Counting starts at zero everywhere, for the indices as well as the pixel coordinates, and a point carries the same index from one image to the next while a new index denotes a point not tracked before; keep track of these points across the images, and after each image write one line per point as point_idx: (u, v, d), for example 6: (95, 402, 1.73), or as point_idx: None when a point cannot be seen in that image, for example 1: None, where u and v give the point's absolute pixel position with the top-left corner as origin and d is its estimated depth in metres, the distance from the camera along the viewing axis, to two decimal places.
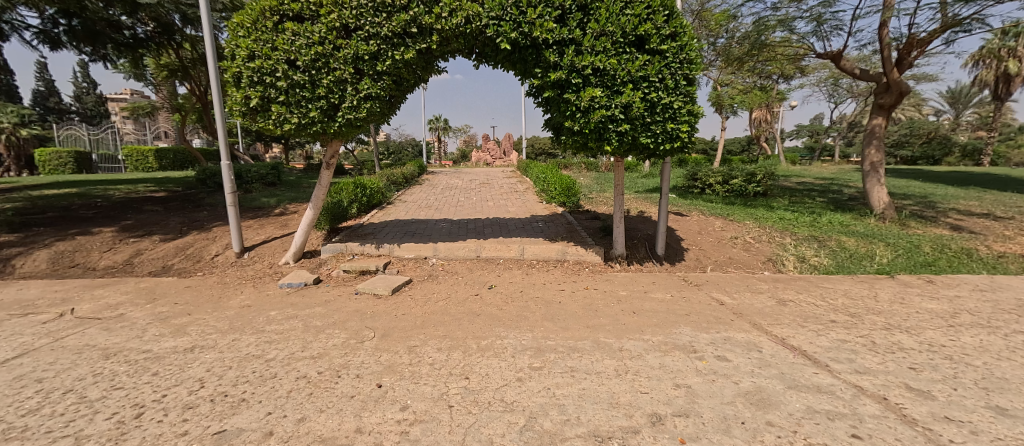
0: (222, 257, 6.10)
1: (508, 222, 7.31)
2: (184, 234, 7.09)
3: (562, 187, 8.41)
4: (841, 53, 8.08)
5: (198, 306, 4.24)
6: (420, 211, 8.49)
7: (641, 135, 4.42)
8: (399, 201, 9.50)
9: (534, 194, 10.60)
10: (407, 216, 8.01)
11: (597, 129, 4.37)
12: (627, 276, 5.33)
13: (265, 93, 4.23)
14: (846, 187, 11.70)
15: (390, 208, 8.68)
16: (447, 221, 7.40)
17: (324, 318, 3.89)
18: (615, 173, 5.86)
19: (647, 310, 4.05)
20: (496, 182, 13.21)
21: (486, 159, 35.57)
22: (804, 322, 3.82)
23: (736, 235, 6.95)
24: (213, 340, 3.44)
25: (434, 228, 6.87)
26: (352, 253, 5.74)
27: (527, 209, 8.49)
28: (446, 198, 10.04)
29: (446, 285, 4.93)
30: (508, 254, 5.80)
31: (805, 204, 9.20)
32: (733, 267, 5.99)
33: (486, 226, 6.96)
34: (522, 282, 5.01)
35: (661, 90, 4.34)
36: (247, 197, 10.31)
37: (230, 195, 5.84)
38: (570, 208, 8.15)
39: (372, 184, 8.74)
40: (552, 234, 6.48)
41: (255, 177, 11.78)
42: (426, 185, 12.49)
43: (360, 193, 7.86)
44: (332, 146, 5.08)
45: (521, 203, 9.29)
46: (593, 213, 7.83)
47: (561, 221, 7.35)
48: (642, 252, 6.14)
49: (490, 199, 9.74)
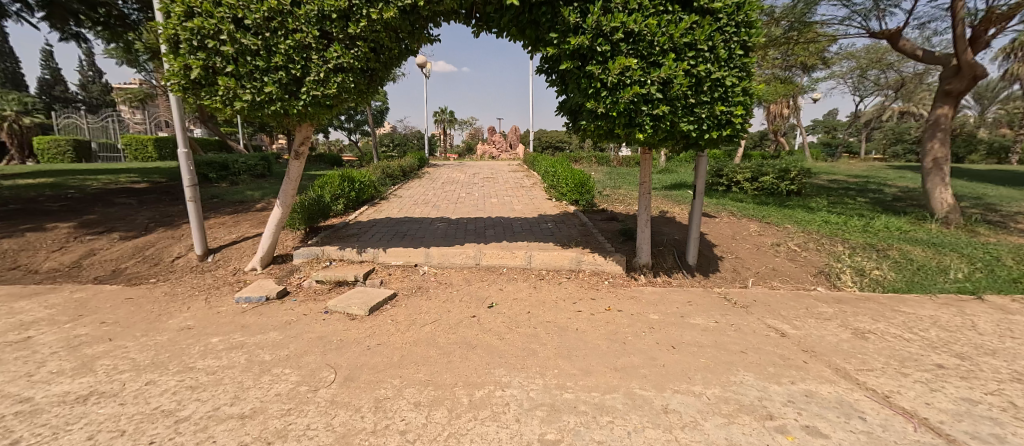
0: (183, 260, 5.28)
1: (513, 222, 6.43)
2: (148, 232, 6.29)
3: (575, 183, 7.48)
4: (899, 31, 6.97)
5: (128, 327, 3.41)
6: (416, 208, 7.64)
7: (682, 120, 3.48)
8: (394, 197, 8.64)
9: (542, 191, 9.70)
10: (400, 214, 7.16)
11: (626, 111, 3.44)
12: (655, 293, 4.43)
13: (209, 62, 3.37)
14: (886, 187, 10.60)
15: (383, 204, 7.82)
16: (444, 220, 6.52)
17: (276, 349, 3.04)
18: (641, 168, 4.90)
19: (691, 345, 3.14)
20: (501, 176, 12.30)
21: (491, 153, 34.77)
22: (902, 367, 2.88)
23: (776, 241, 6.01)
24: (122, 383, 2.60)
25: (429, 228, 6.01)
26: (329, 259, 4.88)
27: (535, 207, 7.59)
28: (445, 194, 9.16)
29: (438, 301, 4.07)
30: (513, 263, 4.93)
31: (846, 205, 8.19)
32: (778, 281, 5.05)
33: (489, 227, 6.08)
34: (529, 299, 4.13)
35: (711, 61, 3.39)
36: (231, 190, 9.52)
37: (189, 189, 4.98)
38: (583, 207, 7.24)
39: (362, 176, 7.83)
40: (564, 238, 5.59)
41: (242, 168, 10.99)
42: (426, 179, 11.63)
43: (346, 188, 6.97)
44: (302, 132, 4.22)
45: (527, 200, 8.39)
46: (611, 214, 6.92)
47: (574, 222, 6.45)
48: (670, 261, 5.23)
49: (494, 195, 8.87)
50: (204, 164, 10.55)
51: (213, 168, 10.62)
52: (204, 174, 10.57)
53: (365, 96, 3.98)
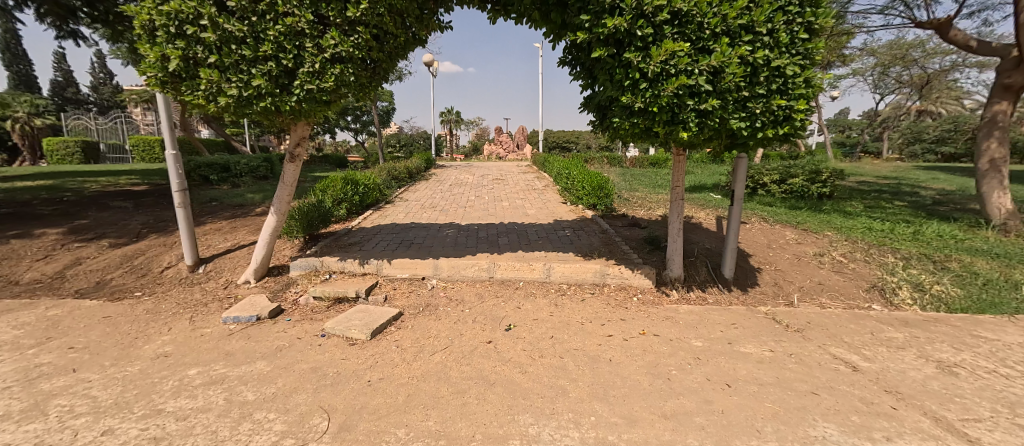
0: (173, 271, 4.88)
1: (527, 229, 5.96)
2: (140, 239, 5.92)
3: (592, 185, 6.98)
4: (950, 20, 6.40)
5: (99, 354, 3.00)
6: (423, 213, 7.19)
7: (734, 117, 2.99)
8: (400, 200, 8.21)
9: (555, 193, 9.21)
10: (406, 219, 6.73)
11: (668, 106, 2.96)
12: (692, 312, 3.93)
13: (189, 51, 2.94)
14: (921, 190, 9.97)
15: (388, 209, 7.38)
16: (453, 227, 6.06)
17: (261, 385, 2.60)
18: (674, 170, 4.37)
19: (750, 384, 2.64)
20: (510, 178, 11.84)
21: (498, 153, 34.36)
22: (1016, 416, 2.35)
23: (817, 250, 5.47)
24: (74, 431, 2.16)
25: (437, 236, 5.55)
26: (328, 272, 4.43)
27: (548, 212, 7.11)
28: (453, 197, 8.71)
29: (448, 322, 3.61)
30: (530, 276, 4.46)
31: (885, 209, 7.61)
32: (826, 297, 4.52)
33: (502, 235, 5.61)
34: (551, 320, 3.65)
35: (768, 47, 2.90)
36: (232, 193, 9.17)
37: (178, 195, 4.57)
38: (601, 211, 6.74)
39: (364, 177, 7.39)
40: (585, 247, 5.10)
41: (244, 169, 10.65)
42: (433, 181, 11.22)
43: (349, 190, 6.54)
44: (298, 130, 3.78)
45: (540, 203, 7.93)
46: (632, 219, 6.42)
47: (593, 229, 5.96)
48: (703, 274, 4.72)
49: (505, 199, 8.41)
50: (204, 165, 10.22)
51: (214, 169, 10.29)
52: (205, 176, 10.24)
53: (367, 90, 3.54)
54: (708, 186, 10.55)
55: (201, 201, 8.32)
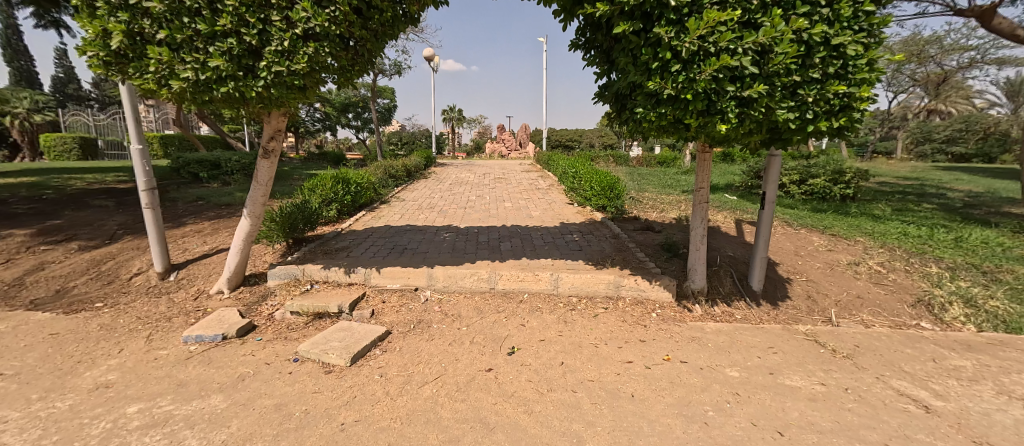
0: (141, 278, 4.42)
1: (532, 232, 5.48)
2: (113, 241, 5.47)
3: (601, 185, 6.49)
4: (994, 7, 5.85)
5: (27, 384, 2.54)
6: (419, 214, 6.73)
7: (782, 106, 2.51)
8: (396, 200, 7.74)
9: (560, 193, 8.73)
10: (401, 220, 6.26)
11: (704, 93, 2.48)
12: (720, 331, 3.44)
13: (134, 24, 2.47)
14: (947, 192, 9.42)
15: (383, 209, 6.92)
16: (450, 230, 5.59)
17: (210, 430, 2.12)
18: (698, 169, 3.87)
19: (808, 432, 2.15)
20: (512, 177, 11.34)
21: (500, 151, 33.89)
22: None
23: (851, 259, 4.97)
24: None
25: (434, 240, 5.08)
26: (309, 282, 3.96)
27: (554, 214, 6.63)
28: (453, 197, 8.24)
29: (442, 344, 3.14)
30: (536, 287, 3.98)
31: (914, 212, 7.09)
32: (868, 314, 4.02)
33: (504, 239, 5.13)
34: (561, 342, 3.17)
35: (826, 22, 2.42)
36: (221, 191, 8.72)
37: (144, 194, 4.10)
38: (611, 213, 6.25)
39: (358, 176, 6.93)
40: (595, 254, 4.62)
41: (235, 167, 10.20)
42: (433, 179, 10.75)
43: (340, 190, 6.08)
44: (272, 121, 3.31)
45: (545, 204, 7.45)
46: (645, 223, 5.93)
47: (603, 233, 5.48)
48: (729, 286, 4.22)
49: (507, 199, 7.93)
50: (194, 162, 9.79)
51: (204, 166, 9.85)
52: (194, 174, 9.79)
53: (350, 75, 3.07)
54: (721, 186, 10.03)
55: (186, 199, 7.87)
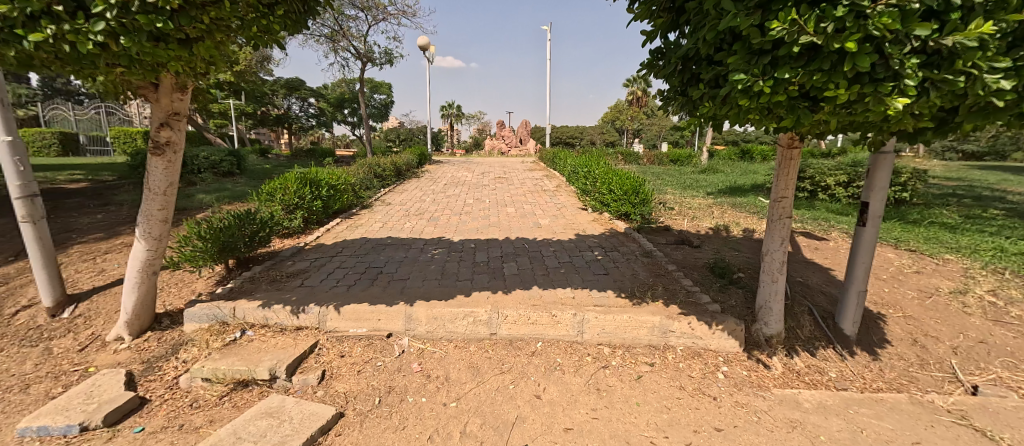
0: (26, 315, 3.32)
1: (542, 247, 4.41)
2: (16, 260, 4.35)
3: (623, 187, 5.41)
4: None
5: None
6: (405, 221, 5.62)
7: (999, 67, 1.45)
8: (381, 204, 6.63)
9: (569, 195, 7.66)
10: (382, 230, 5.18)
11: (870, 42, 1.42)
12: (827, 408, 2.35)
13: None
14: (1005, 195, 8.34)
15: (363, 216, 5.81)
16: (441, 244, 4.51)
17: None
18: (777, 171, 2.79)
19: None
20: (514, 177, 10.22)
21: (500, 147, 32.81)
22: None
23: (950, 286, 3.89)
24: None
25: (419, 260, 3.99)
26: (240, 327, 2.85)
27: (566, 223, 5.52)
28: (446, 201, 7.13)
29: (417, 438, 2.05)
30: (553, 333, 2.92)
31: (987, 220, 6.04)
32: (1006, 369, 2.93)
33: (508, 259, 4.04)
34: (597, 434, 2.09)
35: None
36: (182, 194, 7.60)
37: (18, 202, 3.00)
38: (636, 223, 5.18)
39: (335, 175, 5.79)
40: (628, 282, 3.54)
41: (202, 164, 9.04)
42: (426, 179, 9.67)
43: (310, 195, 4.98)
44: (161, 99, 2.19)
45: (554, 210, 6.35)
46: (680, 237, 4.86)
47: (631, 249, 4.41)
48: (809, 327, 3.16)
49: (511, 202, 6.86)
50: None
51: None
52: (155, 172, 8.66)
53: (269, 28, 2.07)
54: (749, 188, 8.95)
55: (137, 203, 6.77)
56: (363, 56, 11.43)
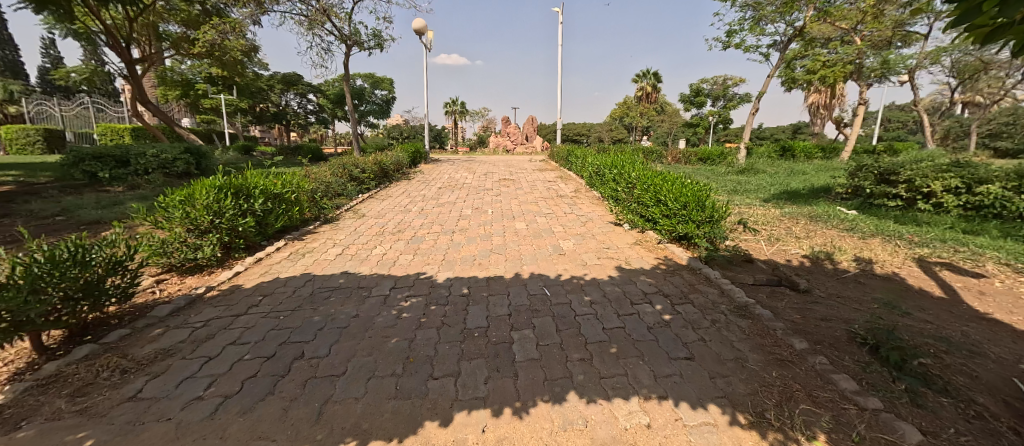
0: None
1: (573, 295, 2.85)
2: None
3: (678, 198, 3.83)
4: None
5: None
6: (376, 243, 4.07)
7: None
8: (351, 218, 5.08)
9: (592, 203, 6.08)
10: (338, 258, 3.64)
11: None
12: None
13: None
14: None
15: (320, 236, 4.25)
16: (416, 289, 2.94)
17: None
18: None
19: None
20: (523, 178, 8.61)
21: (506, 145, 31.15)
22: None
23: None
24: None
25: (375, 324, 2.43)
26: None
27: (600, 248, 3.94)
28: (438, 211, 5.56)
29: None
30: None
31: None
32: None
33: (520, 324, 2.46)
34: None
35: None
36: (111, 201, 6.08)
37: None
38: (700, 250, 3.61)
39: (281, 179, 4.26)
40: (739, 380, 1.95)
41: (150, 163, 7.53)
42: (418, 181, 8.15)
43: (232, 210, 3.45)
44: None
45: (578, 226, 4.77)
46: (776, 276, 3.25)
47: (711, 297, 2.83)
48: None
49: (519, 214, 5.31)
50: (91, 158, 7.16)
51: (106, 164, 7.22)
52: (92, 173, 7.17)
53: None
54: (812, 193, 7.28)
55: (41, 213, 5.27)
56: (348, 39, 9.92)
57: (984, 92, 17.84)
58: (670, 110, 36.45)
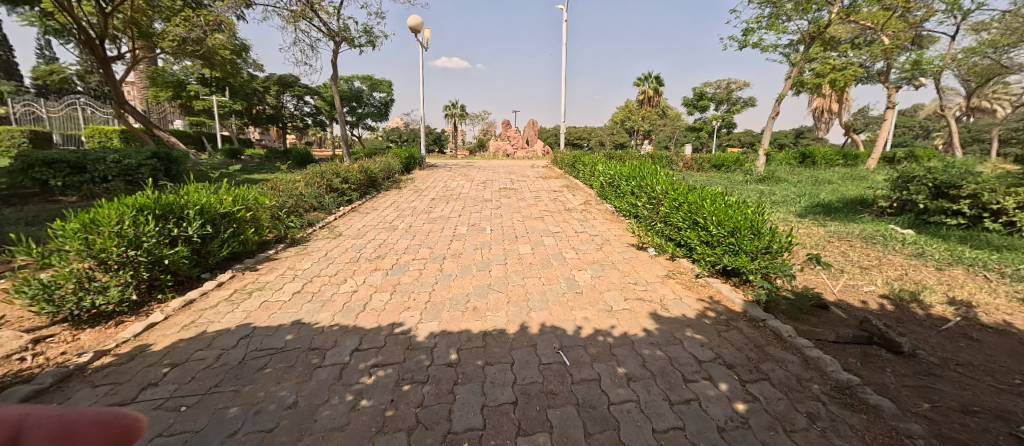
0: None
1: (601, 367, 2.04)
2: None
3: (722, 221, 3.06)
4: None
5: None
6: (346, 275, 3.27)
7: None
8: (325, 238, 4.29)
9: (605, 218, 5.30)
10: (293, 299, 2.83)
11: None
12: None
13: None
14: None
15: (279, 265, 3.45)
16: (385, 355, 2.13)
17: None
18: None
19: None
20: (526, 188, 7.83)
21: (507, 149, 30.29)
22: None
23: None
24: None
25: (314, 424, 1.63)
26: None
27: (624, 284, 3.14)
28: (428, 229, 4.77)
29: None
30: None
31: None
32: None
33: (530, 423, 1.66)
34: None
35: None
36: (51, 215, 5.23)
37: None
38: (756, 290, 2.82)
39: (232, 195, 3.47)
40: None
41: (110, 170, 6.71)
42: (409, 191, 7.37)
43: (154, 237, 2.65)
44: None
45: (593, 250, 3.98)
46: (865, 331, 2.46)
47: (796, 370, 2.02)
48: None
49: (523, 234, 4.53)
50: (39, 164, 6.29)
51: (58, 171, 6.34)
52: (41, 182, 6.32)
53: None
54: (850, 207, 6.50)
55: None
56: (336, 35, 9.19)
57: (1002, 98, 17.18)
58: (672, 114, 35.76)
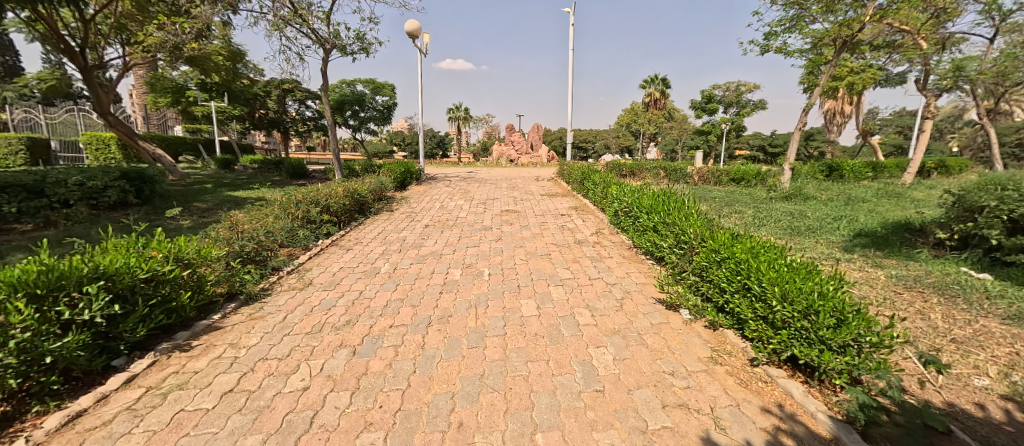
0: None
1: None
2: None
3: (790, 296, 2.31)
4: None
5: None
6: (300, 359, 2.55)
7: None
8: (289, 290, 3.59)
9: (623, 257, 4.54)
10: (220, 405, 2.11)
11: None
12: None
13: None
14: None
15: (220, 340, 2.74)
16: None
17: None
18: None
19: None
20: (530, 210, 7.10)
21: (508, 156, 29.09)
22: None
23: None
24: None
25: None
26: None
27: (659, 375, 2.40)
28: (415, 273, 4.07)
29: None
30: None
31: None
32: None
33: None
34: None
35: None
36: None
37: None
38: (844, 398, 2.05)
39: (164, 251, 2.78)
40: None
41: (73, 194, 6.12)
42: (401, 214, 6.72)
43: (29, 330, 1.93)
44: None
45: (612, 312, 3.24)
46: None
47: None
48: None
49: (526, 283, 3.81)
50: None
51: (12, 195, 5.50)
52: None
53: None
54: (898, 236, 5.70)
55: None
56: (325, 42, 8.55)
57: None
58: (680, 117, 34.90)
